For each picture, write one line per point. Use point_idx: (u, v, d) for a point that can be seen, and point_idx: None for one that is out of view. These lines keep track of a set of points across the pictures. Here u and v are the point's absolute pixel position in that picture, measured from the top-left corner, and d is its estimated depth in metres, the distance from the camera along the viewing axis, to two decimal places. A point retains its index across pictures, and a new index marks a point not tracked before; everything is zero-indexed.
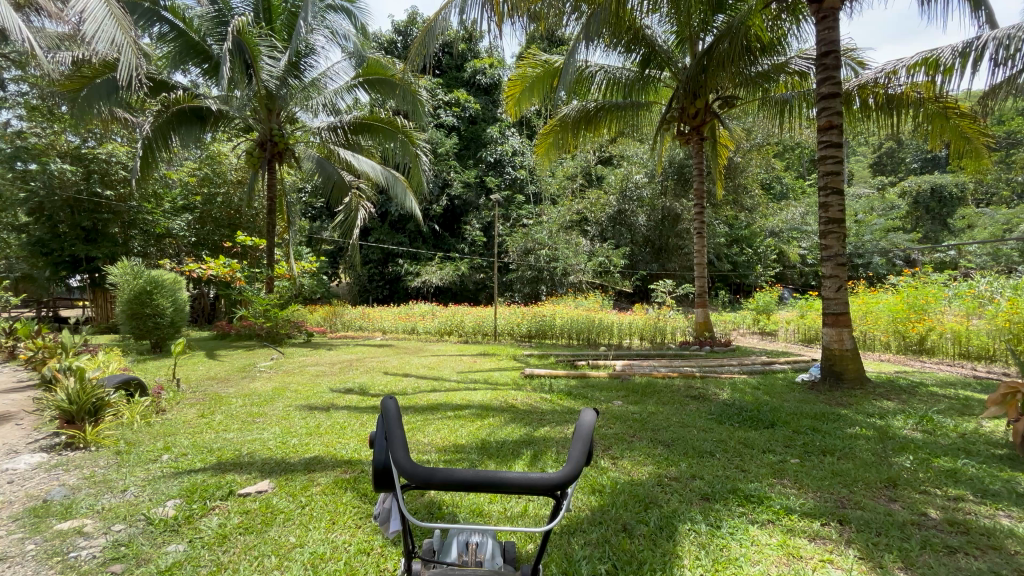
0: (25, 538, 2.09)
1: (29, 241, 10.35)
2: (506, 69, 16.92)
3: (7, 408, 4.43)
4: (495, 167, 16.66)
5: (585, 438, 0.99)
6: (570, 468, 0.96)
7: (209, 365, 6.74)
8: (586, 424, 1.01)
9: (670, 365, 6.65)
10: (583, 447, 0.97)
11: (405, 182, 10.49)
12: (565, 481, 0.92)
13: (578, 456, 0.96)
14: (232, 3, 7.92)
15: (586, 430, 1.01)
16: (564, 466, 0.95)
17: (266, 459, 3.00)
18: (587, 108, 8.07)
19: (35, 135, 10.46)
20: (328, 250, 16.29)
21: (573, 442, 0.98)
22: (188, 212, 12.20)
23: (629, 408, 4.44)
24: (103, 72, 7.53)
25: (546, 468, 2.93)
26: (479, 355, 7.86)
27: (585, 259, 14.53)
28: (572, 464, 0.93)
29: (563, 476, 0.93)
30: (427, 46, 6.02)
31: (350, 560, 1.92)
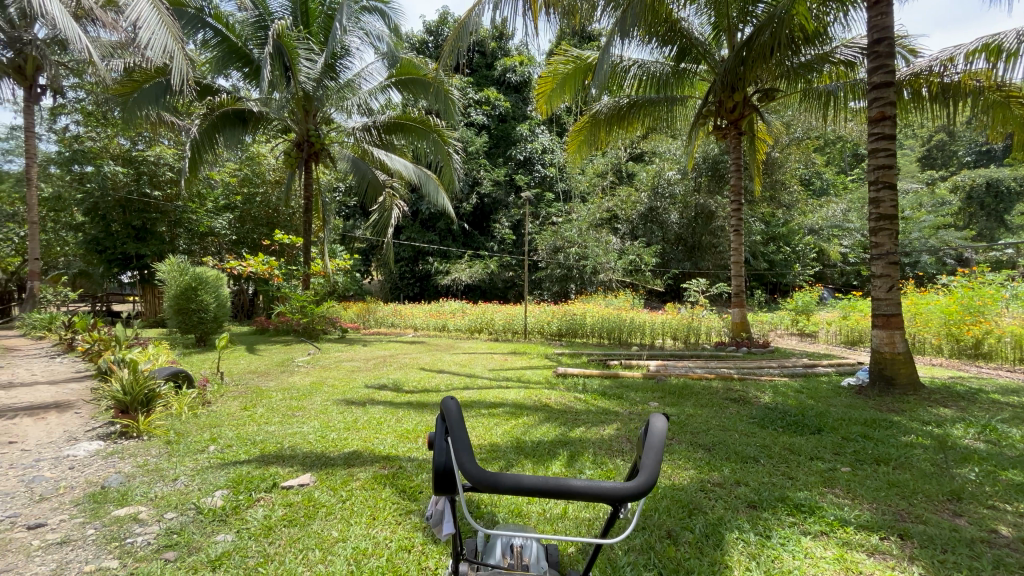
0: (86, 522, 2.19)
1: (86, 239, 10.97)
2: (537, 67, 16.86)
3: (67, 397, 4.69)
4: (524, 165, 16.62)
5: (660, 446, 0.90)
6: (645, 476, 0.88)
7: (249, 358, 6.98)
8: (660, 429, 0.92)
9: (706, 366, 6.46)
10: (659, 455, 0.88)
11: (437, 180, 10.56)
12: (643, 493, 0.83)
13: (654, 466, 0.87)
14: (271, 7, 8.12)
15: (659, 435, 0.92)
16: (640, 474, 0.87)
17: (307, 452, 3.06)
18: (620, 103, 7.88)
19: (91, 139, 11.05)
20: (361, 248, 16.62)
21: (650, 449, 0.90)
22: (229, 211, 12.66)
23: (665, 410, 4.33)
24: (152, 77, 7.85)
25: (584, 470, 2.88)
26: (509, 353, 7.85)
27: (616, 257, 14.35)
28: (651, 474, 0.84)
29: (641, 486, 0.85)
30: (459, 43, 6.00)
31: (392, 556, 1.93)
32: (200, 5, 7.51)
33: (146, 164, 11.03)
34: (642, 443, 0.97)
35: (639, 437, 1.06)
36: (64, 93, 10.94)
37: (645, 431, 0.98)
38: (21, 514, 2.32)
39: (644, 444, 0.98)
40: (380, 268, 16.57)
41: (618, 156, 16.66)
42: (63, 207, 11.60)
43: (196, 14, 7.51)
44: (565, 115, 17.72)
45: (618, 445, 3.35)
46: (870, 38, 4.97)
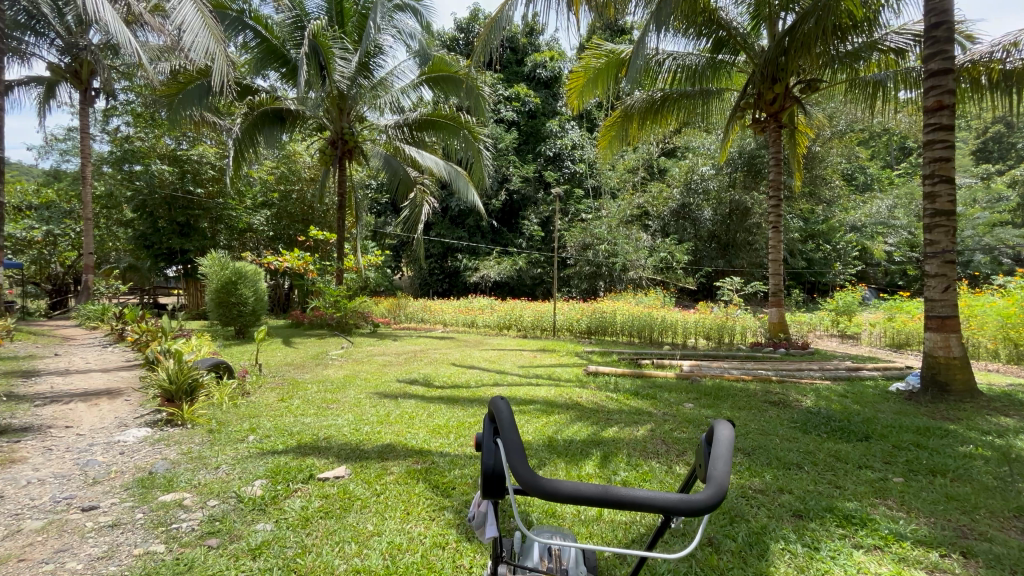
0: (135, 506, 2.28)
1: (135, 235, 11.51)
2: (568, 62, 16.70)
3: (118, 385, 4.93)
4: (554, 161, 16.45)
5: (728, 454, 0.76)
6: (715, 490, 0.73)
7: (286, 351, 7.18)
8: (727, 434, 0.78)
9: (743, 367, 6.24)
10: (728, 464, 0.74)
11: (467, 177, 10.56)
12: (709, 507, 0.69)
13: (723, 475, 0.73)
14: (307, 8, 8.34)
15: (728, 442, 0.78)
16: (706, 485, 0.72)
17: (342, 444, 3.11)
18: (653, 97, 7.65)
19: (140, 139, 11.55)
20: (392, 244, 16.88)
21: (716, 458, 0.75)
22: (267, 208, 13.06)
23: (701, 412, 4.19)
24: (196, 79, 8.14)
25: (617, 471, 2.83)
26: (538, 350, 7.80)
27: (646, 255, 14.09)
28: (721, 484, 0.70)
29: (708, 499, 0.70)
30: (491, 38, 5.94)
31: (426, 553, 1.92)
32: (240, 8, 7.71)
33: (191, 163, 11.48)
34: (707, 454, 0.83)
35: (707, 448, 0.91)
36: (115, 95, 11.49)
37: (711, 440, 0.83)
38: (77, 496, 2.42)
39: (712, 456, 0.83)
40: (410, 264, 16.78)
41: (650, 151, 16.34)
42: (115, 204, 12.20)
43: (238, 16, 7.69)
44: (596, 110, 17.47)
45: (653, 447, 3.27)
46: (927, 21, 4.66)
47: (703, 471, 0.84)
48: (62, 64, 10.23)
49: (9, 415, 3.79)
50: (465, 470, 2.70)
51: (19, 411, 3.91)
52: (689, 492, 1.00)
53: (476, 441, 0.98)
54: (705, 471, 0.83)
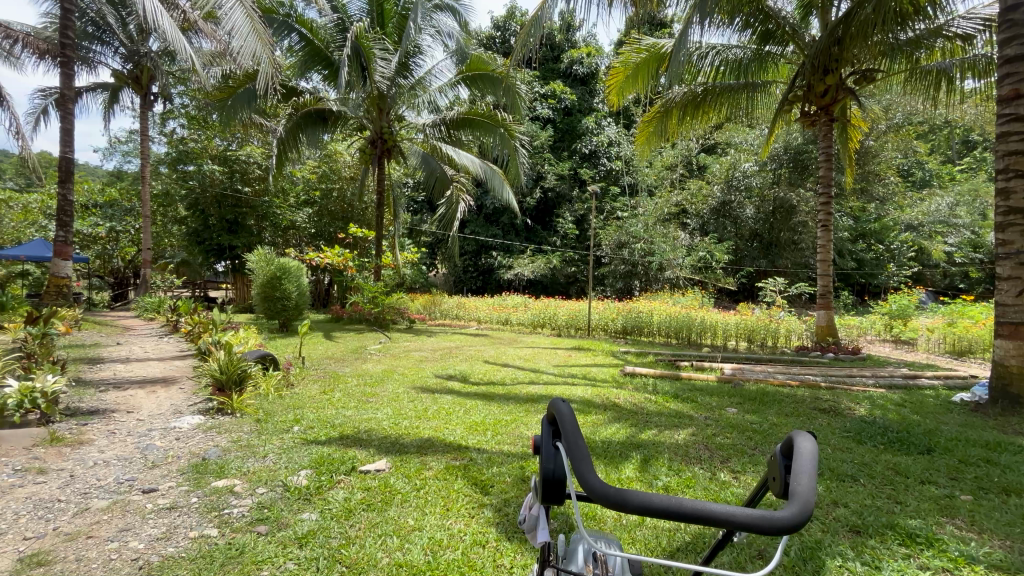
0: (190, 491, 2.38)
1: (189, 232, 12.14)
2: (605, 58, 16.46)
3: (173, 373, 5.20)
4: (589, 158, 16.23)
5: (814, 468, 0.65)
6: (796, 506, 0.63)
7: (326, 345, 7.40)
8: (812, 446, 0.68)
9: (788, 372, 5.97)
10: (814, 480, 0.64)
11: (503, 175, 10.56)
12: (797, 526, 0.59)
13: (808, 492, 0.63)
14: (349, 10, 8.53)
15: (812, 456, 0.67)
16: (790, 501, 0.63)
17: (382, 438, 3.16)
18: (694, 91, 7.39)
19: (193, 140, 12.13)
20: (427, 241, 17.11)
21: (801, 472, 0.66)
22: (309, 206, 13.47)
23: (746, 417, 4.02)
24: (244, 82, 8.46)
25: (659, 476, 2.75)
26: (573, 349, 7.73)
27: (684, 254, 13.75)
28: (808, 502, 0.60)
29: (794, 516, 0.61)
30: (529, 36, 5.87)
31: (467, 550, 1.92)
32: (287, 12, 7.93)
33: (239, 163, 11.97)
34: (787, 469, 0.73)
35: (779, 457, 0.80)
36: (172, 100, 12.14)
37: (790, 452, 0.74)
38: (138, 478, 2.56)
39: (790, 467, 0.73)
40: (445, 261, 16.93)
41: (689, 148, 15.91)
42: (170, 203, 12.90)
43: (285, 19, 7.91)
44: (634, 106, 17.09)
45: (696, 452, 3.16)
46: (1002, 3, 4.30)
47: (779, 486, 0.73)
48: (125, 71, 10.88)
49: (78, 398, 4.06)
50: (504, 468, 2.68)
51: (86, 395, 4.18)
52: (756, 506, 0.89)
53: (532, 443, 0.95)
54: (778, 486, 0.73)
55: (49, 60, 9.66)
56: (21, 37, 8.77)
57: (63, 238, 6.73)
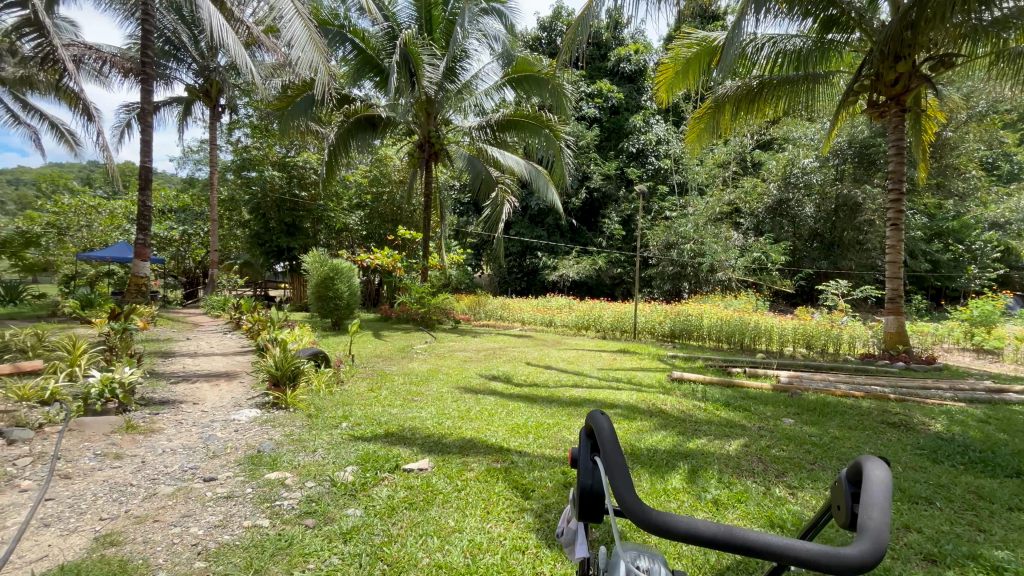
0: (246, 481, 2.51)
1: (251, 234, 12.89)
2: (654, 53, 16.04)
3: (234, 368, 5.52)
4: (637, 157, 15.86)
5: (887, 499, 0.59)
6: (866, 542, 0.56)
7: (375, 343, 7.63)
8: (884, 475, 0.61)
9: (851, 381, 5.56)
10: (887, 512, 0.57)
11: (548, 175, 10.51)
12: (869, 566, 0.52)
13: (881, 526, 0.56)
14: (399, 18, 8.75)
15: (885, 485, 0.60)
16: (859, 535, 0.56)
17: (426, 437, 3.20)
18: (749, 84, 6.91)
19: (256, 149, 12.85)
20: (473, 242, 17.29)
21: (871, 503, 0.59)
22: (361, 209, 13.93)
23: (804, 429, 3.78)
24: (301, 91, 8.86)
25: (708, 488, 2.64)
26: (618, 352, 7.56)
27: (737, 255, 13.21)
28: (880, 538, 0.52)
29: (863, 552, 0.54)
30: (576, 36, 5.78)
31: (506, 555, 1.91)
32: (342, 23, 8.26)
33: (297, 169, 12.57)
34: (855, 497, 0.66)
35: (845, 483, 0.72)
36: (237, 111, 12.94)
37: (857, 478, 0.68)
38: (200, 467, 2.73)
39: (857, 494, 0.65)
40: (490, 262, 17.05)
41: (743, 144, 15.22)
42: (235, 207, 13.74)
43: (339, 30, 8.23)
44: (684, 102, 16.54)
45: (748, 464, 3.00)
46: None
47: (844, 516, 0.67)
48: (197, 85, 11.71)
49: (151, 389, 4.38)
50: (545, 473, 2.65)
51: (159, 387, 4.51)
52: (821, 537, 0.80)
53: (570, 455, 0.92)
54: (848, 518, 0.65)
55: (132, 78, 10.51)
56: (109, 58, 9.62)
57: (141, 241, 7.29)
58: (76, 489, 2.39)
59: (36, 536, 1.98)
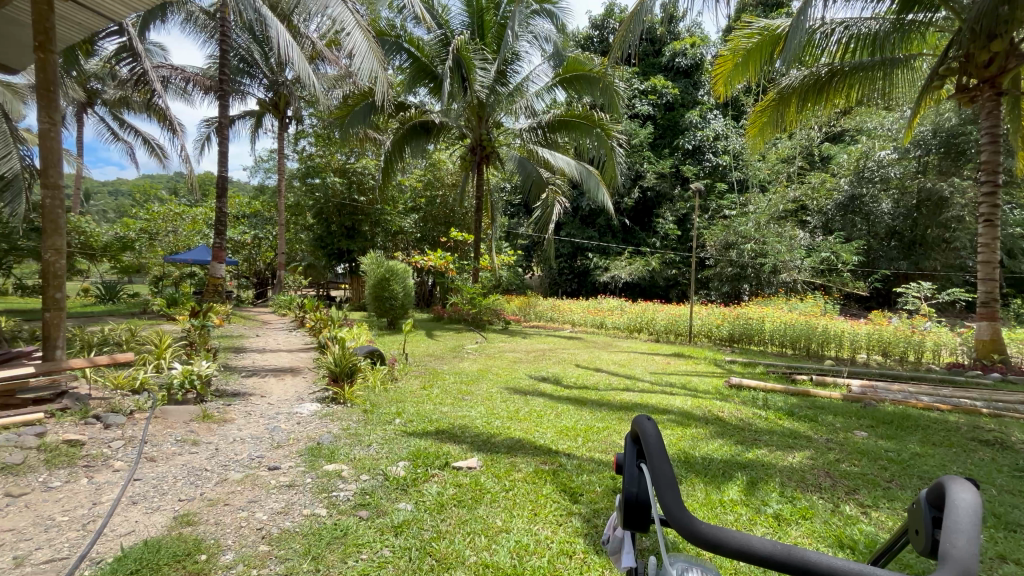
0: (306, 471, 2.64)
1: (314, 238, 13.63)
2: (711, 46, 15.41)
3: (298, 364, 5.85)
4: (693, 154, 15.27)
5: (976, 524, 0.52)
6: (946, 572, 0.50)
7: (428, 342, 7.83)
8: (971, 498, 0.54)
9: (935, 392, 5.06)
10: (976, 540, 0.51)
11: (599, 176, 10.37)
12: None
13: (968, 554, 0.50)
14: (452, 25, 8.90)
15: (973, 507, 0.53)
16: (940, 564, 0.50)
17: (475, 435, 3.24)
18: (818, 73, 6.48)
19: (319, 156, 13.55)
20: (524, 244, 17.35)
21: (955, 530, 0.53)
22: (415, 212, 14.33)
23: (879, 443, 3.49)
24: (360, 101, 9.24)
25: (769, 502, 2.48)
26: (672, 356, 7.32)
27: (804, 254, 12.56)
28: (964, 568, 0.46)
29: None
30: (629, 33, 5.64)
31: (553, 559, 1.89)
32: (398, 33, 8.54)
33: (356, 174, 13.14)
34: (937, 523, 0.59)
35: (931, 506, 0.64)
36: (302, 121, 13.70)
37: (939, 501, 0.61)
38: (265, 456, 2.90)
39: (940, 517, 0.58)
40: (541, 263, 17.04)
41: (810, 137, 14.29)
42: (300, 212, 14.57)
43: (395, 40, 8.53)
44: (744, 95, 15.76)
45: (814, 479, 2.81)
46: None
47: (923, 542, 0.60)
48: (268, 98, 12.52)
49: (225, 382, 4.73)
50: (593, 477, 2.61)
51: (232, 380, 4.86)
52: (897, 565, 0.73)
53: (617, 463, 0.90)
54: (931, 548, 0.57)
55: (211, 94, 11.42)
56: (191, 77, 10.49)
57: (218, 244, 7.87)
58: (159, 471, 2.62)
59: (126, 512, 2.19)
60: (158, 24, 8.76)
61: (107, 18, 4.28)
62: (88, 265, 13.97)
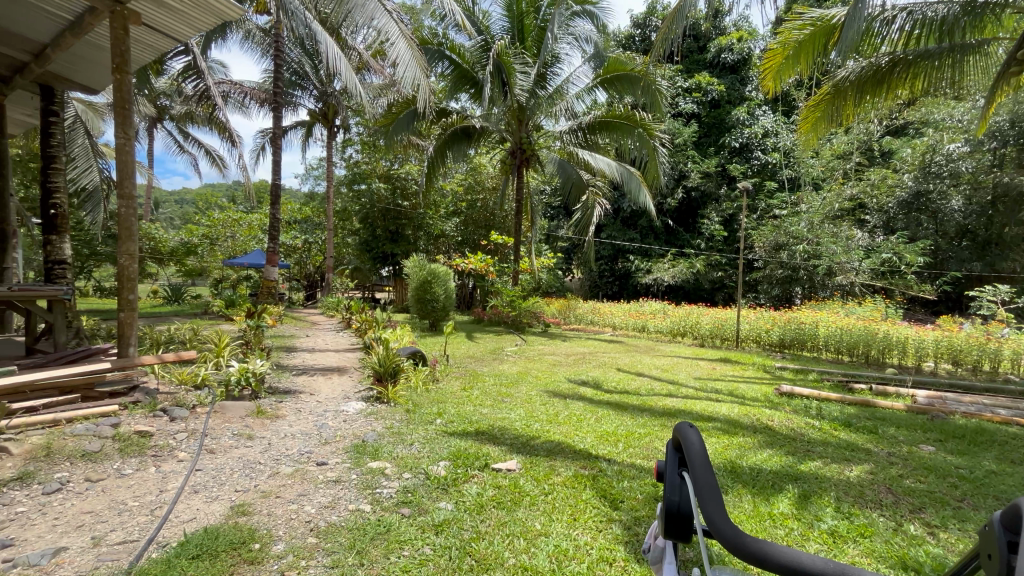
0: (352, 468, 2.74)
1: (360, 242, 14.10)
2: (760, 40, 14.83)
3: (345, 363, 6.08)
4: (740, 152, 14.75)
5: None
6: None
7: (469, 344, 7.93)
8: None
9: (1014, 406, 4.63)
10: None
11: (641, 176, 10.20)
12: None
13: None
14: (493, 31, 9.00)
15: None
16: None
17: (515, 437, 3.25)
18: (877, 63, 6.12)
19: (365, 163, 14.01)
20: (564, 247, 17.28)
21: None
22: (456, 216, 14.55)
23: (948, 459, 3.23)
24: (403, 108, 9.49)
25: (823, 517, 2.35)
26: (718, 361, 7.07)
27: (861, 256, 11.84)
28: None
29: None
30: (671, 31, 5.51)
31: (592, 566, 1.87)
32: (440, 41, 8.72)
33: (400, 180, 13.50)
34: (1011, 548, 0.54)
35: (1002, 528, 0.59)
36: (349, 129, 14.22)
37: (1015, 525, 0.56)
38: (314, 452, 3.03)
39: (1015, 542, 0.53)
40: (581, 266, 16.89)
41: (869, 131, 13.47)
42: (347, 217, 15.11)
43: (438, 48, 8.72)
44: (796, 89, 15.08)
45: (874, 495, 2.64)
46: None
47: (992, 568, 0.56)
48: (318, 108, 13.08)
49: (278, 379, 4.98)
50: (635, 484, 2.56)
51: (284, 378, 5.10)
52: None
53: (660, 470, 0.88)
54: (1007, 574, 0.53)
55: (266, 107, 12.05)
56: (248, 91, 11.12)
57: (272, 248, 8.29)
58: (218, 463, 2.78)
59: (189, 500, 2.34)
60: (219, 43, 9.34)
61: (175, 39, 4.60)
62: (157, 268, 15.09)
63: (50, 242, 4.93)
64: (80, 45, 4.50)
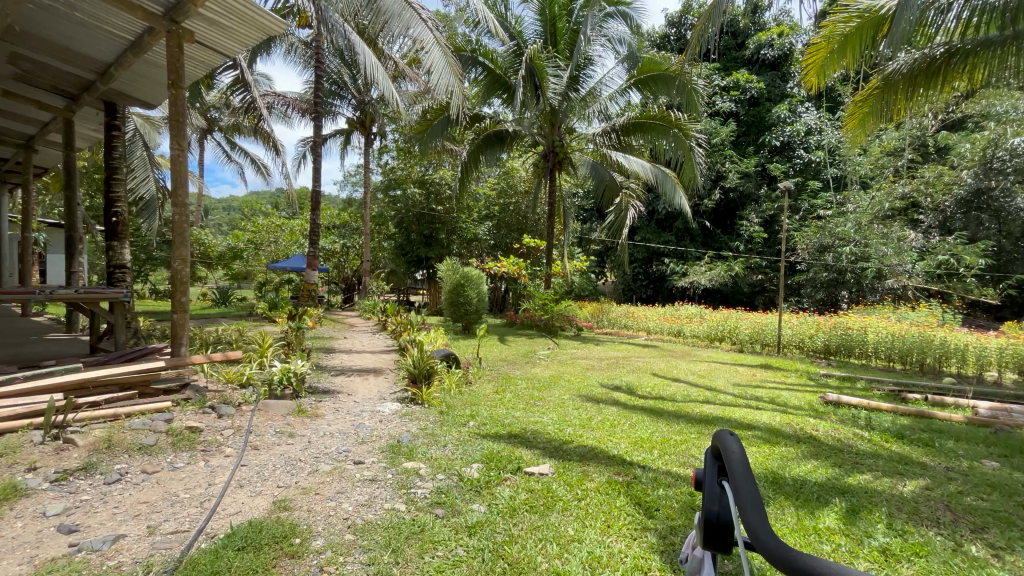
0: (387, 467, 2.79)
1: (397, 246, 14.48)
2: (802, 34, 14.28)
3: (381, 365, 6.20)
4: (781, 151, 14.33)
5: None
6: None
7: (501, 348, 7.94)
8: None
9: None
10: None
11: (676, 178, 10.00)
12: None
13: None
14: (525, 35, 9.04)
15: None
16: None
17: (547, 441, 3.24)
18: (933, 54, 5.81)
19: (400, 169, 14.28)
20: (596, 249, 17.11)
21: None
22: (489, 219, 14.63)
23: (1014, 476, 3.01)
24: (438, 114, 9.64)
25: (874, 534, 2.23)
26: (758, 367, 6.83)
27: (914, 257, 11.20)
28: None
29: None
30: (707, 28, 5.36)
31: (627, 573, 1.85)
32: (473, 48, 8.84)
33: (434, 185, 13.72)
34: None
35: None
36: (386, 136, 14.57)
37: None
38: (351, 451, 3.10)
39: None
40: (615, 269, 16.68)
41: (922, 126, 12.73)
42: (383, 222, 15.46)
43: (471, 55, 8.83)
44: (842, 84, 14.45)
45: (930, 512, 2.48)
46: None
47: None
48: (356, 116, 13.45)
49: (318, 380, 5.13)
50: (670, 492, 2.50)
51: (323, 378, 5.26)
52: None
53: (698, 478, 0.87)
54: None
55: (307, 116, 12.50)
56: (290, 101, 11.55)
57: (312, 253, 8.58)
58: (261, 459, 2.90)
59: (235, 494, 2.45)
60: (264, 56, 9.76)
61: (224, 55, 4.84)
62: (207, 273, 15.88)
63: (112, 247, 5.27)
64: (139, 64, 4.79)
